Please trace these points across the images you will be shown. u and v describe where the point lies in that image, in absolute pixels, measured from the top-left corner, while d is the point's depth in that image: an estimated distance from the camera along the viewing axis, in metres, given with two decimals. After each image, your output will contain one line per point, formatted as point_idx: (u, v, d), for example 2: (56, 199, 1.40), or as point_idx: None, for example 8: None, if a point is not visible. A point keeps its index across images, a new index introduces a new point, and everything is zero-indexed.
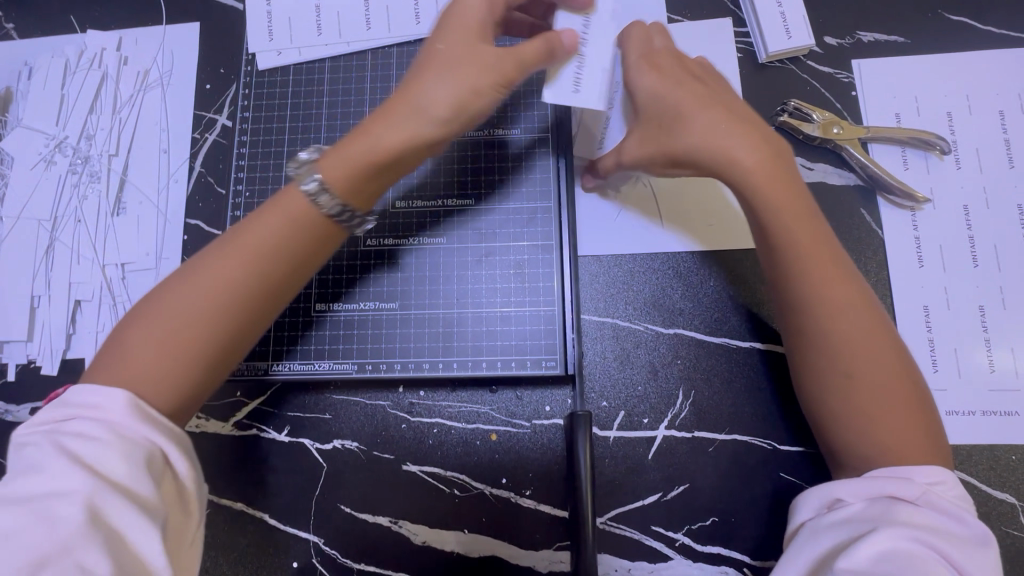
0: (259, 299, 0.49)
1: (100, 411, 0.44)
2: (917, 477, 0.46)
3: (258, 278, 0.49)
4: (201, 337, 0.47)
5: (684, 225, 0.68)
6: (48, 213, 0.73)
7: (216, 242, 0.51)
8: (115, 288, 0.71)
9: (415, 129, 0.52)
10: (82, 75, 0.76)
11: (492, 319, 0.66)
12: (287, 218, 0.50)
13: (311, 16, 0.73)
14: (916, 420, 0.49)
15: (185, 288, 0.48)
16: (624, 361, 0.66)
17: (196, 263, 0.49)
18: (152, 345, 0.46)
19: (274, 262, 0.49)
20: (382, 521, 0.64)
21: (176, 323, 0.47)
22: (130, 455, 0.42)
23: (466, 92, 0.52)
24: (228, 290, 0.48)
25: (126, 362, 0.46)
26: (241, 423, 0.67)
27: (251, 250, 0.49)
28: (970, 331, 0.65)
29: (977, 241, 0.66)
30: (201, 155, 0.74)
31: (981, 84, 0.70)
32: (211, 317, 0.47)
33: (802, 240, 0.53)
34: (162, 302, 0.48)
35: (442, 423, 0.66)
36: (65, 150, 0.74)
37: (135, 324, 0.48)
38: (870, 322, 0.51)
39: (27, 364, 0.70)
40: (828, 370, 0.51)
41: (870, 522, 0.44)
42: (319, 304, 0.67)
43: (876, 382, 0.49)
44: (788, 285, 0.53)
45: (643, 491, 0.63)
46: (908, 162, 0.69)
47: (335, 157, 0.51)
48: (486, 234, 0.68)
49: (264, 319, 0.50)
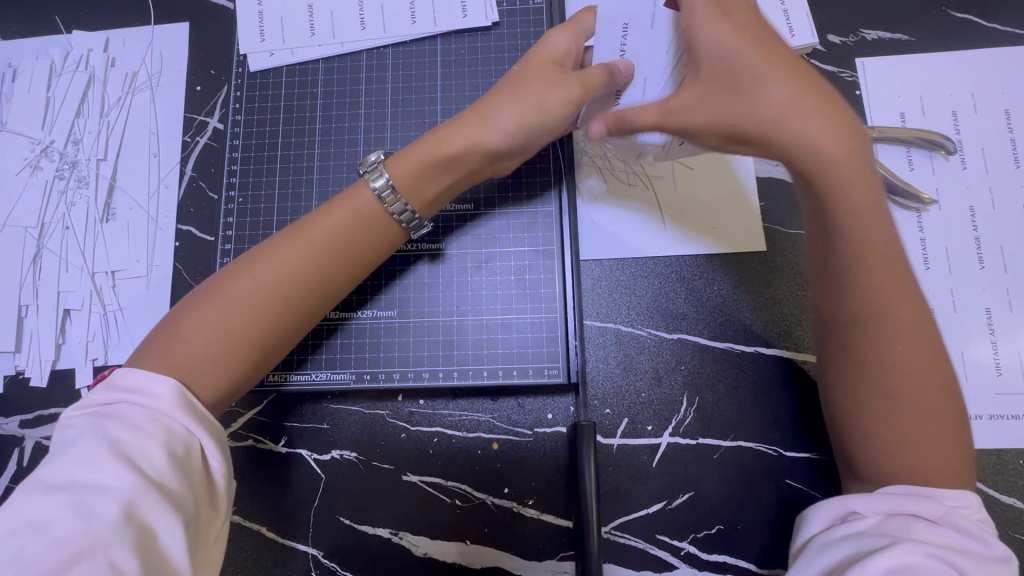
0: (319, 291, 0.54)
1: (149, 397, 0.45)
2: (944, 499, 0.46)
3: (323, 268, 0.54)
4: (268, 317, 0.51)
5: (690, 216, 0.67)
6: (35, 220, 0.71)
7: (284, 230, 0.56)
8: (104, 296, 0.69)
9: (483, 132, 0.57)
10: (68, 78, 0.74)
11: (492, 327, 0.65)
12: (354, 214, 0.56)
13: (303, 16, 0.72)
14: (954, 444, 0.48)
15: (256, 269, 0.52)
16: (627, 367, 0.65)
17: (267, 247, 0.54)
18: (220, 319, 0.50)
19: (339, 255, 0.55)
20: (382, 532, 0.63)
21: (244, 301, 0.51)
22: (169, 442, 0.43)
23: (531, 116, 0.56)
24: (295, 277, 0.52)
25: (191, 335, 0.49)
26: (237, 434, 0.65)
27: (319, 242, 0.54)
28: (977, 334, 0.64)
29: (983, 243, 0.66)
30: (192, 159, 0.72)
31: (986, 83, 0.69)
32: (278, 300, 0.52)
33: (867, 236, 0.48)
34: (233, 280, 0.52)
35: (442, 432, 0.64)
36: (51, 155, 0.72)
37: (204, 298, 0.51)
38: (925, 341, 0.49)
39: (15, 375, 0.68)
40: (869, 383, 0.49)
41: (889, 532, 0.43)
42: (344, 310, 0.66)
43: (919, 402, 0.48)
44: (853, 281, 0.49)
45: (648, 499, 0.62)
46: (914, 162, 0.68)
47: (407, 155, 0.58)
48: (486, 239, 0.67)
49: (320, 311, 0.55)
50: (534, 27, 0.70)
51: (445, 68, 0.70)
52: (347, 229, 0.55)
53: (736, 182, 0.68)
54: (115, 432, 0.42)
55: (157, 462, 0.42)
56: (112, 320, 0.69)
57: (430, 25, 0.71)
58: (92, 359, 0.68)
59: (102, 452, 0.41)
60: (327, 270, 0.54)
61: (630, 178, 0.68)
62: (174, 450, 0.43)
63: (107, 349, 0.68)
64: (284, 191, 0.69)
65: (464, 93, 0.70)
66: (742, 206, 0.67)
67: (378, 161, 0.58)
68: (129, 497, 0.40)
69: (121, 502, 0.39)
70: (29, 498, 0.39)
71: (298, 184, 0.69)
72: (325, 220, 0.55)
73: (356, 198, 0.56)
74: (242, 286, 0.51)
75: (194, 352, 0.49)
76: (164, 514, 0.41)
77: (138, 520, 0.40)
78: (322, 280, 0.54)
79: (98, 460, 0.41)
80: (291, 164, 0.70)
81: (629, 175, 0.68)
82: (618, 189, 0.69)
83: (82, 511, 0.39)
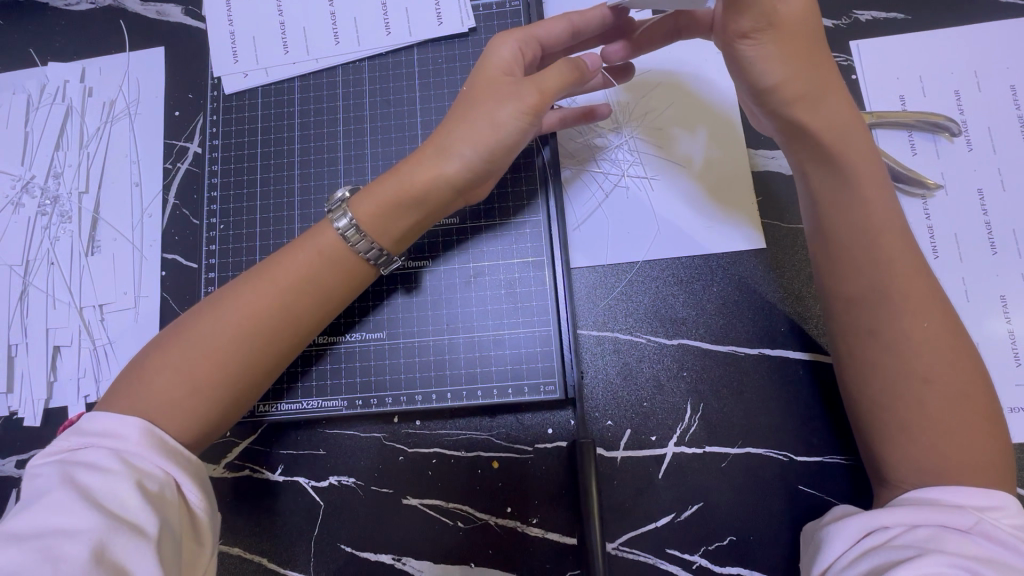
0: (286, 326, 0.52)
1: (116, 439, 0.45)
2: (971, 504, 0.45)
3: (290, 307, 0.52)
4: (237, 355, 0.50)
5: (708, 169, 0.66)
6: (20, 258, 0.70)
7: (247, 271, 0.54)
8: (93, 330, 0.68)
9: (444, 160, 0.52)
10: (46, 110, 0.73)
11: (484, 343, 0.63)
12: (318, 260, 0.53)
13: (276, 34, 0.70)
14: (987, 423, 0.48)
15: (223, 308, 0.51)
16: (628, 377, 0.63)
17: (232, 288, 0.53)
18: (183, 362, 0.49)
19: (304, 291, 0.53)
20: (385, 559, 0.61)
21: (206, 343, 0.49)
22: (142, 480, 0.42)
23: (491, 125, 0.51)
24: (261, 315, 0.51)
25: (156, 380, 0.48)
26: (233, 464, 0.64)
27: (285, 281, 0.52)
28: (993, 324, 0.61)
29: (994, 228, 0.62)
30: (174, 186, 0.71)
31: (987, 59, 0.66)
32: (245, 340, 0.50)
33: (885, 228, 0.51)
34: (198, 321, 0.51)
35: (441, 453, 0.63)
36: (32, 191, 0.71)
37: (169, 341, 0.50)
38: (953, 345, 0.50)
39: (9, 416, 0.67)
40: (902, 364, 0.49)
41: (918, 545, 0.42)
42: (332, 336, 0.64)
43: (949, 381, 0.49)
44: (865, 271, 0.51)
45: (656, 512, 0.60)
46: (916, 146, 0.65)
47: (367, 192, 0.54)
48: (474, 254, 0.65)
49: (292, 349, 0.53)
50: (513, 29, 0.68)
51: (423, 78, 0.69)
52: (309, 267, 0.53)
53: (705, 108, 0.67)
54: (83, 476, 0.41)
55: (130, 500, 0.41)
56: (102, 355, 0.68)
57: (406, 36, 0.69)
58: (84, 396, 0.67)
59: (69, 498, 0.40)
60: (294, 306, 0.52)
61: (631, 158, 0.67)
62: (147, 488, 0.42)
63: (98, 385, 0.67)
64: (266, 215, 0.68)
65: (444, 103, 0.68)
66: (727, 133, 0.66)
67: (342, 197, 0.55)
68: (101, 536, 0.38)
69: (91, 541, 0.38)
70: (10, 547, 0.38)
71: (280, 207, 0.68)
72: (290, 261, 0.53)
73: (319, 235, 0.54)
74: (206, 328, 0.50)
75: (158, 397, 0.48)
76: (139, 550, 0.39)
77: (110, 561, 0.38)
78: (288, 319, 0.52)
79: (66, 504, 0.39)
80: (272, 186, 0.68)
81: (627, 162, 0.67)
82: (627, 173, 0.67)
83: (49, 556, 0.37)
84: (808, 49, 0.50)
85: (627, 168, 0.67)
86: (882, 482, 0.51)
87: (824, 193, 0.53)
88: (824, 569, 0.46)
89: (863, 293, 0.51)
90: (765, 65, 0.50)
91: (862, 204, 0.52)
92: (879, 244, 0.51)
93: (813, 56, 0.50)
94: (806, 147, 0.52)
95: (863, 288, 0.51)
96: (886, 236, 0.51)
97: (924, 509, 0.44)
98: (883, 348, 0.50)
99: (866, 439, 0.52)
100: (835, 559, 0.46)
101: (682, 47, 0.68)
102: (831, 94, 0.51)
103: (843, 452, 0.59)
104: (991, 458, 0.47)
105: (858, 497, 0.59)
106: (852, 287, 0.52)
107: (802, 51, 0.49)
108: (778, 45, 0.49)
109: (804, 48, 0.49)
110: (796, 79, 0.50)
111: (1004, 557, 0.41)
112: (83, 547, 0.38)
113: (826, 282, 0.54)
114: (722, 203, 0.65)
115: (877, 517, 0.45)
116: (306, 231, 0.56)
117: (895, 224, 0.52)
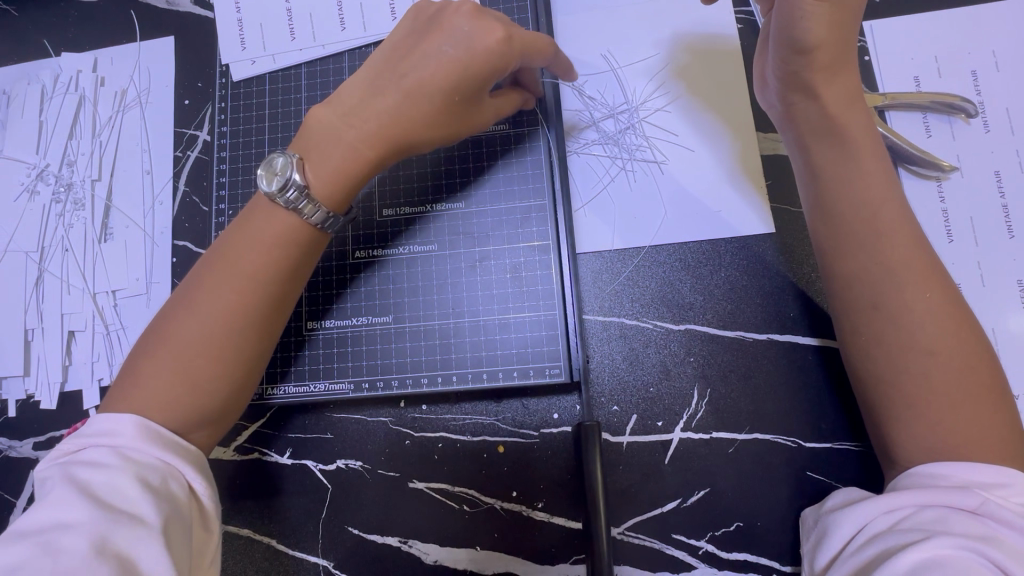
0: (255, 305, 0.50)
1: (111, 436, 0.45)
2: (978, 484, 0.43)
3: (257, 286, 0.50)
4: (223, 341, 0.49)
5: (714, 155, 0.65)
6: (35, 245, 0.71)
7: (201, 263, 0.53)
8: (106, 315, 0.69)
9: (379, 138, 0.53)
10: (59, 100, 0.74)
11: (489, 327, 0.63)
12: (268, 226, 0.52)
13: (283, 22, 0.71)
14: (993, 393, 0.47)
15: (188, 305, 0.50)
16: (634, 362, 0.62)
17: (193, 284, 0.51)
18: (171, 362, 0.48)
19: (266, 271, 0.51)
20: (391, 541, 0.62)
21: (193, 338, 0.49)
22: (143, 474, 0.43)
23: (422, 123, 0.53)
24: (227, 300, 0.50)
25: (150, 385, 0.48)
26: (242, 447, 0.65)
27: (241, 264, 0.51)
28: (1010, 307, 0.59)
29: (1012, 211, 0.61)
30: (184, 174, 0.72)
31: (1007, 38, 0.64)
32: (225, 324, 0.49)
33: (886, 205, 0.52)
34: (171, 324, 0.50)
35: (447, 437, 0.63)
36: (46, 179, 0.73)
37: (149, 345, 0.50)
38: (955, 313, 0.49)
39: (26, 399, 0.68)
40: (906, 336, 0.49)
41: (923, 526, 0.41)
42: (326, 321, 0.65)
43: (954, 350, 0.48)
44: (876, 244, 0.51)
45: (661, 497, 0.60)
46: (931, 128, 0.64)
47: (309, 135, 0.54)
48: (479, 238, 0.65)
49: (274, 321, 0.52)
50: (519, 12, 0.68)
51: None
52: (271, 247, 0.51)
53: (709, 89, 0.67)
54: (83, 473, 0.42)
55: (130, 492, 0.41)
56: (115, 339, 0.69)
57: None
58: (98, 380, 0.68)
59: (69, 495, 0.40)
60: (260, 285, 0.51)
61: (636, 138, 0.66)
62: (148, 481, 0.43)
63: (111, 369, 0.68)
64: None
65: None
66: (733, 114, 0.66)
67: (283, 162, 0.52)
68: (100, 529, 0.39)
69: (93, 535, 0.39)
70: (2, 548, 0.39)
71: None
72: (243, 246, 0.52)
73: (265, 214, 0.52)
74: (183, 323, 0.49)
75: (156, 398, 0.47)
76: (142, 539, 0.40)
77: (112, 552, 0.39)
78: (259, 297, 0.50)
79: (66, 501, 0.40)
80: None
81: (634, 146, 0.66)
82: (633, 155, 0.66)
83: (52, 551, 0.38)
84: (846, 16, 0.49)
85: (635, 151, 0.66)
86: (889, 464, 0.50)
87: (829, 170, 0.54)
88: (834, 557, 0.46)
89: (867, 268, 0.51)
90: (809, 28, 0.48)
91: (861, 178, 0.53)
92: (880, 218, 0.52)
93: (846, 25, 0.50)
94: (809, 117, 0.55)
95: (867, 267, 0.51)
96: (886, 212, 0.52)
97: (928, 489, 0.44)
98: (888, 321, 0.50)
99: (873, 422, 0.51)
100: (844, 544, 0.46)
101: (684, 34, 0.68)
102: (843, 74, 0.53)
103: (853, 437, 0.59)
104: (1002, 432, 0.46)
105: (867, 482, 0.58)
106: (854, 264, 0.52)
107: (844, 18, 0.49)
108: (830, 8, 0.47)
109: (846, 20, 0.49)
110: (826, 48, 0.50)
111: (1016, 538, 0.39)
112: (85, 541, 0.38)
113: (827, 262, 0.54)
114: (724, 177, 0.65)
115: (884, 499, 0.45)
116: (249, 215, 0.54)
117: (892, 202, 0.52)
